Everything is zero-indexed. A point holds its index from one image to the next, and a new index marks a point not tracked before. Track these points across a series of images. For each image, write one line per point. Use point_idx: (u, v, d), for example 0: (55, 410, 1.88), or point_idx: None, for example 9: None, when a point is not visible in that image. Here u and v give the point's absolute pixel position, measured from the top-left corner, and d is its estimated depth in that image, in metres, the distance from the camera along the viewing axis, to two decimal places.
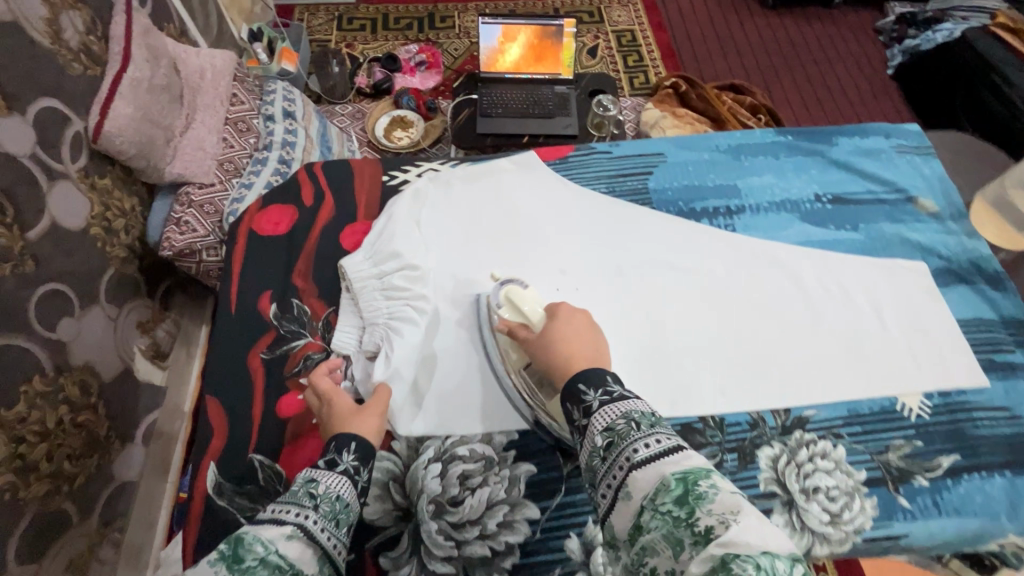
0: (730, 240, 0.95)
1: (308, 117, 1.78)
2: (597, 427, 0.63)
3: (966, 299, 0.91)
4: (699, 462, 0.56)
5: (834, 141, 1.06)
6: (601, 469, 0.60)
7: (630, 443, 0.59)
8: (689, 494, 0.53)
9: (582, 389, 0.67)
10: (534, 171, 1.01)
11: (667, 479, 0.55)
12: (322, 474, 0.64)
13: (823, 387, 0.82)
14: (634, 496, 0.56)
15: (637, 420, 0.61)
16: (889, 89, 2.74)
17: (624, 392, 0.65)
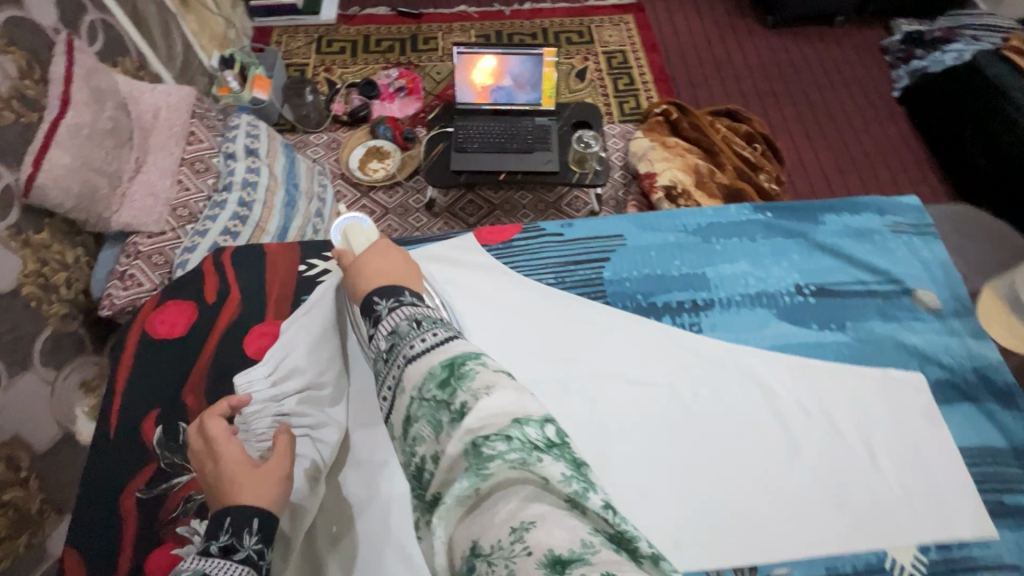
0: (695, 345, 0.83)
1: (275, 152, 1.51)
2: (383, 331, 0.54)
3: (968, 422, 0.77)
4: (472, 348, 0.51)
5: (820, 220, 0.93)
6: (383, 373, 0.53)
7: (409, 341, 0.52)
8: (451, 377, 0.47)
9: (375, 302, 0.58)
10: (472, 259, 0.89)
11: (433, 367, 0.48)
12: (215, 568, 0.50)
13: (796, 539, 0.70)
14: (407, 390, 0.49)
15: (420, 319, 0.54)
16: (896, 113, 2.56)
17: (419, 301, 0.57)
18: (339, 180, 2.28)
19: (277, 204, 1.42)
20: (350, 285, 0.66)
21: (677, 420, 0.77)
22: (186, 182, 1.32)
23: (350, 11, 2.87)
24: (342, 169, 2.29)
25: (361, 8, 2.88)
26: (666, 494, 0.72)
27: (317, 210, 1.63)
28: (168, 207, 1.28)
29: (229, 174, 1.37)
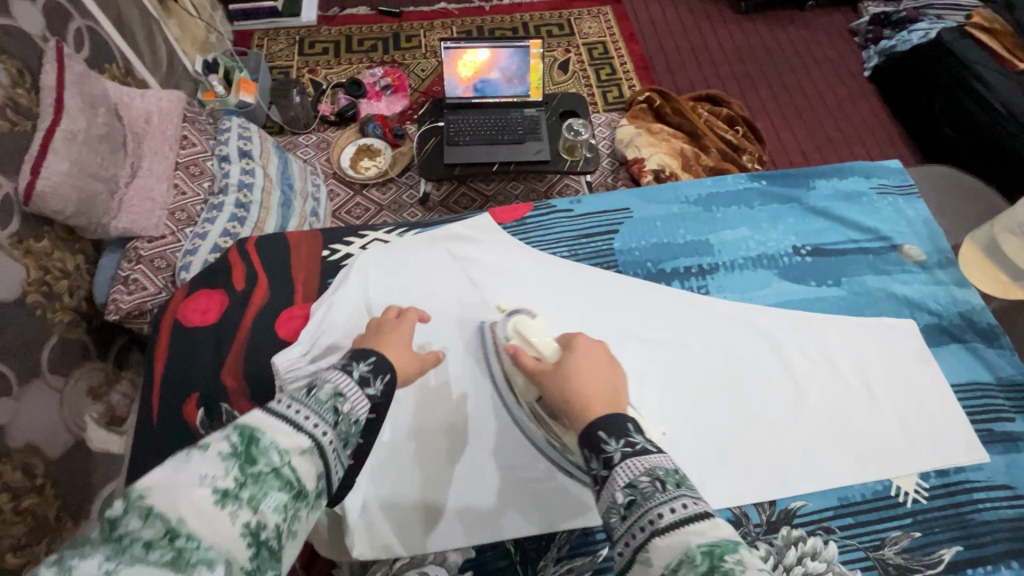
0: (704, 305, 0.88)
1: (268, 154, 1.53)
2: (618, 481, 0.52)
3: (958, 360, 0.84)
4: (727, 529, 0.47)
5: (811, 185, 0.99)
6: (618, 526, 0.51)
7: (656, 506, 0.50)
8: (713, 568, 0.44)
9: (602, 439, 0.56)
10: (488, 238, 0.94)
11: (691, 550, 0.46)
12: (351, 390, 0.56)
13: (809, 474, 0.76)
14: (656, 566, 0.47)
15: (662, 478, 0.51)
16: (867, 91, 2.67)
17: (648, 444, 0.55)
18: (332, 179, 2.29)
19: (274, 206, 1.44)
20: (553, 385, 0.64)
21: (693, 375, 0.82)
22: (182, 185, 1.34)
23: (331, 12, 2.87)
24: (334, 168, 2.30)
25: (342, 9, 2.89)
26: (688, 443, 0.77)
27: (313, 209, 1.67)
28: (166, 211, 1.29)
29: (225, 177, 1.39)
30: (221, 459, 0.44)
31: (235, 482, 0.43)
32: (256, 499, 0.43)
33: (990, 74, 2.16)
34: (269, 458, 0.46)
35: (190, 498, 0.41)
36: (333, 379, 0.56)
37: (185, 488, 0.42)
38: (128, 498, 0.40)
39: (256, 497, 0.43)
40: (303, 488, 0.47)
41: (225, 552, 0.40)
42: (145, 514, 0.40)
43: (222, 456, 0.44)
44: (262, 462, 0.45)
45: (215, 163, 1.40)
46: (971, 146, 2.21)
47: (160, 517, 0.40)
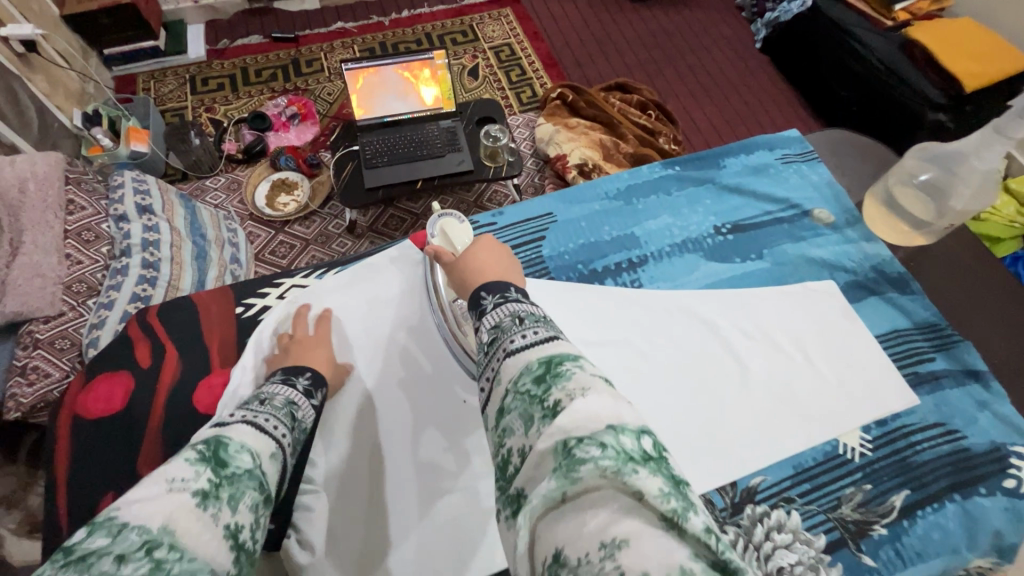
0: (639, 298, 0.88)
1: (171, 205, 1.42)
2: (486, 325, 0.57)
3: (876, 313, 0.88)
4: (569, 349, 0.51)
5: (722, 164, 1.02)
6: (483, 363, 0.55)
7: (510, 336, 0.53)
8: (547, 373, 0.48)
9: (483, 297, 0.61)
10: (411, 265, 0.89)
11: (532, 363, 0.49)
12: (300, 400, 0.64)
13: (764, 448, 0.77)
14: (503, 381, 0.50)
15: (522, 316, 0.55)
16: (762, 62, 2.83)
17: (521, 298, 0.59)
18: (249, 221, 2.16)
19: (187, 259, 1.35)
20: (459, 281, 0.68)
21: (643, 369, 0.82)
22: (77, 255, 1.21)
23: (220, 45, 2.72)
24: (250, 210, 2.17)
25: (232, 40, 2.74)
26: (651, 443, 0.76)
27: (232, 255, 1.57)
28: (61, 285, 1.16)
29: (125, 236, 1.27)
30: (188, 462, 0.44)
31: (210, 481, 0.44)
32: (235, 498, 0.44)
33: (862, 33, 2.34)
34: (239, 459, 0.47)
35: (173, 504, 0.40)
36: (280, 392, 0.62)
37: (159, 497, 0.40)
38: (93, 520, 0.37)
39: (235, 495, 0.44)
40: (270, 491, 0.49)
41: (207, 559, 0.39)
42: (117, 531, 0.38)
43: (191, 459, 0.44)
44: (235, 463, 0.47)
45: (111, 226, 1.27)
46: (859, 101, 2.38)
47: (137, 528, 0.37)
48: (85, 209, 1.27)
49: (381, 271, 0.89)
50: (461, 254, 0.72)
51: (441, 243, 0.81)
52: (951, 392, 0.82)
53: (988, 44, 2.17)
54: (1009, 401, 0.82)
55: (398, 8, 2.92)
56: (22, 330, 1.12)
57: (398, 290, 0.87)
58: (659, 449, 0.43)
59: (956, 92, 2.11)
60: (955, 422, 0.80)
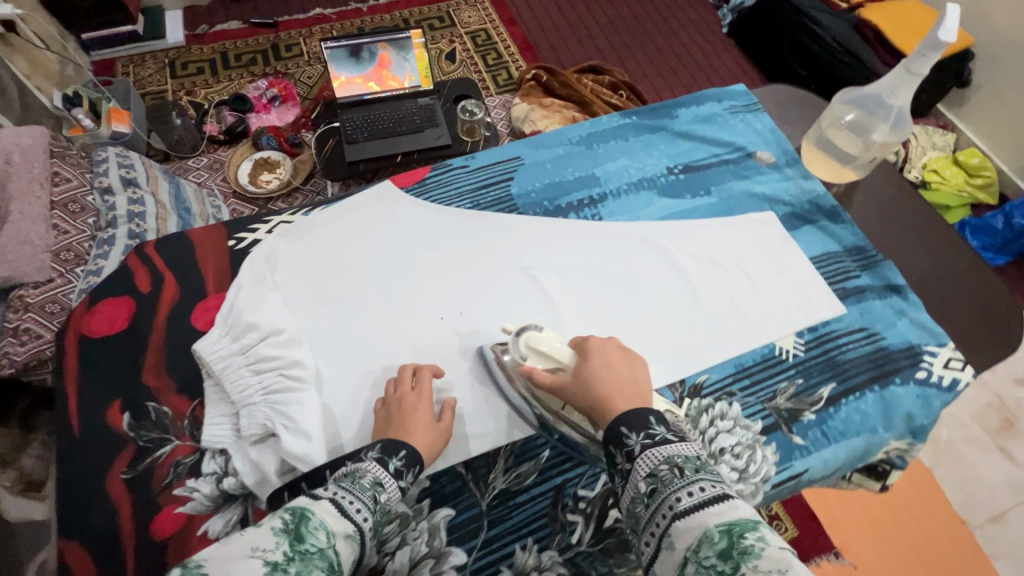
0: (600, 229, 0.97)
1: (156, 180, 1.46)
2: (640, 471, 0.60)
3: (811, 238, 0.99)
4: (747, 514, 0.53)
5: (675, 114, 1.12)
6: (644, 515, 0.58)
7: (673, 491, 0.57)
8: (733, 549, 0.50)
9: (625, 432, 0.63)
10: (390, 202, 0.97)
11: (711, 530, 0.52)
12: (386, 480, 0.64)
13: (709, 351, 0.87)
14: (679, 547, 0.54)
15: (680, 465, 0.59)
16: (728, 45, 2.96)
17: (667, 434, 0.62)
18: (234, 199, 2.20)
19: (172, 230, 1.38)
20: (579, 390, 0.70)
21: (602, 289, 0.91)
22: (63, 225, 1.28)
23: (198, 30, 2.74)
24: (233, 188, 2.21)
25: (211, 25, 2.77)
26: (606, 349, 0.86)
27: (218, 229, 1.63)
28: (49, 253, 1.22)
29: (112, 209, 1.32)
30: (274, 534, 0.53)
31: (285, 556, 0.51)
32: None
33: (820, 15, 2.48)
34: (316, 537, 0.54)
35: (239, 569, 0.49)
36: (371, 470, 0.64)
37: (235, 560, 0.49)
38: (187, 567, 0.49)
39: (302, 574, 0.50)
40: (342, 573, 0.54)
41: None
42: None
43: (275, 531, 0.52)
44: (310, 540, 0.53)
45: (97, 198, 1.34)
46: (816, 79, 2.52)
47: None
48: (70, 181, 1.34)
49: (362, 207, 0.96)
50: (572, 365, 0.73)
51: (533, 362, 0.77)
52: (873, 303, 0.93)
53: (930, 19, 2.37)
54: (924, 309, 0.93)
55: None
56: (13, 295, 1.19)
57: (379, 225, 0.95)
58: None
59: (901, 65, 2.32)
60: (875, 326, 0.91)
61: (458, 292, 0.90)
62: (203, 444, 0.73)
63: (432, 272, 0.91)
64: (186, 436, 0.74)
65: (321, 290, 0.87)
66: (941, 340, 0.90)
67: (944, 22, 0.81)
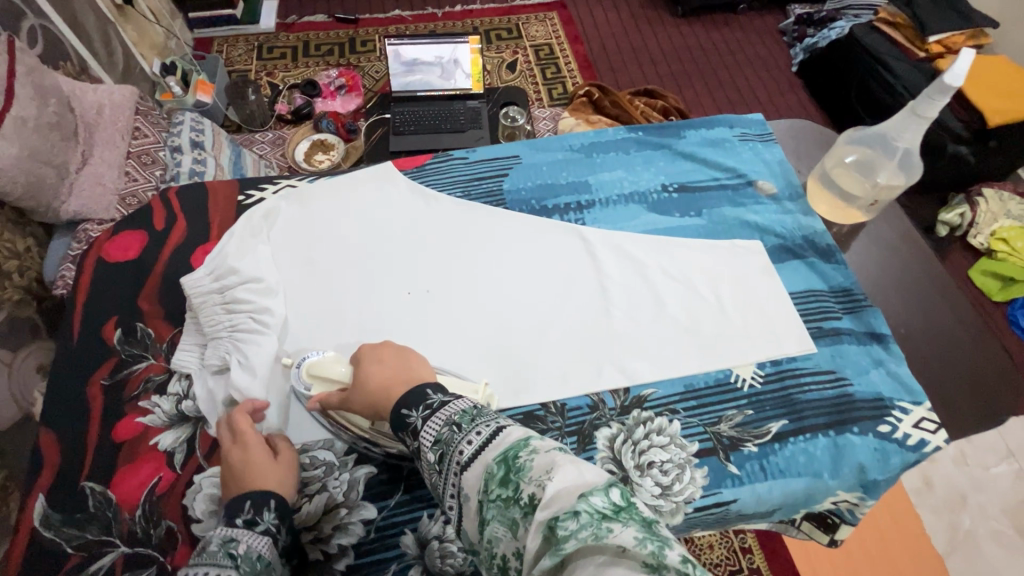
0: (579, 234, 0.99)
1: (220, 146, 1.54)
2: (426, 442, 0.62)
3: (798, 274, 0.96)
4: (517, 433, 0.57)
5: (682, 134, 1.12)
6: (444, 481, 0.60)
7: (456, 447, 0.59)
8: (510, 472, 0.53)
9: (406, 413, 0.66)
10: (387, 181, 1.03)
11: (490, 466, 0.56)
12: (243, 535, 0.61)
13: (660, 367, 0.87)
14: (472, 493, 0.56)
15: (457, 421, 0.61)
16: (795, 85, 2.88)
17: (442, 399, 0.65)
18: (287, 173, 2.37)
19: None
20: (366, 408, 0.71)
21: (566, 293, 0.93)
22: (134, 174, 1.38)
23: (288, 20, 3.01)
24: (289, 163, 2.40)
25: (300, 17, 3.04)
26: (556, 348, 0.88)
27: None
28: (117, 198, 1.33)
29: (177, 165, 1.44)
30: None
31: None
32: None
33: (895, 62, 2.37)
34: None
35: None
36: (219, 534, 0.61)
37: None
38: None
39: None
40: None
41: None
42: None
43: None
44: None
45: (167, 154, 1.45)
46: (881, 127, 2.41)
47: None
48: (148, 137, 1.46)
49: (359, 183, 1.03)
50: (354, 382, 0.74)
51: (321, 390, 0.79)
52: (849, 347, 0.89)
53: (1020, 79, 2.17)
54: (905, 364, 0.88)
55: (452, 2, 3.15)
56: (79, 229, 1.29)
57: (372, 201, 1.01)
58: (625, 494, 0.49)
59: (978, 126, 2.12)
60: (845, 371, 0.87)
61: (431, 274, 0.95)
62: (171, 367, 0.83)
63: (410, 251, 0.97)
64: (160, 358, 0.84)
65: (307, 251, 0.95)
66: (916, 398, 0.85)
67: (953, 66, 0.78)
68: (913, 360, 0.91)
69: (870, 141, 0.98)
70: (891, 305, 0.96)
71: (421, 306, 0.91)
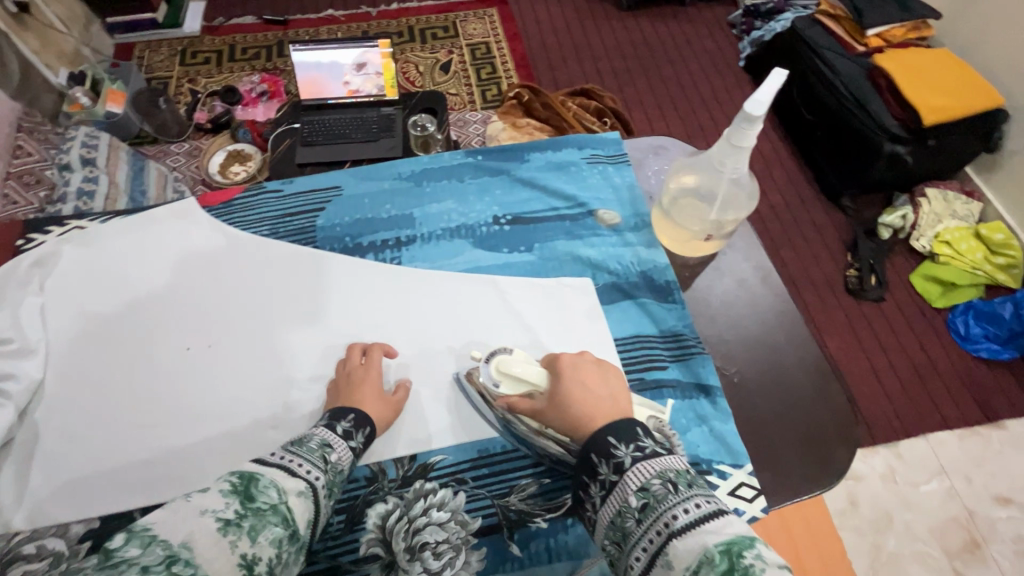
0: (392, 276, 0.90)
1: (116, 160, 1.44)
2: (630, 485, 0.56)
3: (631, 315, 0.87)
4: (739, 526, 0.49)
5: (525, 158, 1.03)
6: (635, 531, 0.53)
7: (668, 508, 0.52)
8: (731, 565, 0.45)
9: (612, 445, 0.60)
10: (185, 221, 0.94)
11: (709, 549, 0.47)
12: (336, 444, 0.67)
13: (456, 430, 0.78)
14: (676, 567, 0.48)
15: (673, 480, 0.55)
16: (741, 80, 2.76)
17: (657, 448, 0.59)
18: (200, 186, 2.26)
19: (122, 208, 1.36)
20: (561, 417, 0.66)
21: (428, 330, 0.86)
22: (13, 194, 1.26)
23: (215, 22, 2.89)
24: (202, 176, 2.26)
25: (227, 19, 2.92)
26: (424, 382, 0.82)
27: None
28: None
29: (64, 184, 1.32)
30: (221, 494, 0.50)
31: (236, 513, 0.49)
32: (256, 530, 0.48)
33: (831, 54, 2.24)
34: (267, 496, 0.53)
35: (200, 529, 0.46)
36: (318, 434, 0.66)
37: (190, 520, 0.47)
38: (132, 532, 0.44)
39: (256, 527, 0.48)
40: (297, 526, 0.53)
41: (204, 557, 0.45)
42: (147, 544, 0.44)
43: (223, 491, 0.50)
44: (261, 499, 0.52)
45: (53, 172, 1.33)
46: (818, 124, 2.27)
47: (162, 544, 0.44)
48: (31, 155, 1.33)
49: (155, 223, 0.94)
50: (551, 382, 0.70)
51: (510, 387, 0.74)
52: (669, 402, 0.80)
53: (957, 75, 2.05)
54: (731, 420, 0.79)
55: (389, 1, 3.02)
56: None
57: (167, 241, 0.92)
58: None
59: (914, 125, 2.01)
60: None
61: (216, 325, 0.85)
62: None
63: (198, 297, 0.87)
64: None
65: (82, 304, 0.86)
66: (737, 460, 0.76)
67: (757, 91, 0.69)
68: (743, 412, 0.82)
69: (700, 164, 0.89)
70: (729, 348, 0.88)
71: (198, 364, 0.82)
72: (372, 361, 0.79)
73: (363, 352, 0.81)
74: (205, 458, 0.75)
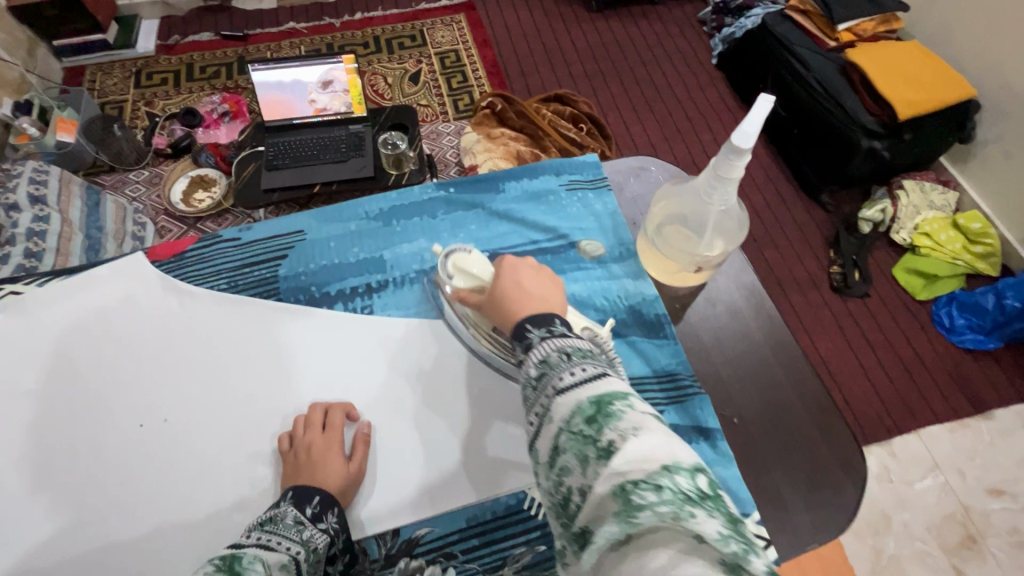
0: (364, 327, 0.84)
1: (69, 196, 1.35)
2: (533, 359, 0.55)
3: (614, 356, 0.81)
4: (620, 386, 0.49)
5: (500, 188, 0.98)
6: (532, 399, 0.53)
7: (558, 372, 0.51)
8: (598, 413, 0.46)
9: (527, 329, 0.59)
10: (133, 279, 0.86)
11: (582, 402, 0.47)
12: (310, 522, 0.64)
13: (441, 498, 0.72)
14: (556, 420, 0.48)
15: (569, 351, 0.53)
16: (715, 78, 2.74)
17: (568, 330, 0.57)
18: (163, 216, 2.14)
19: (76, 251, 1.26)
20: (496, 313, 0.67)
21: (395, 383, 0.80)
22: None
23: (170, 41, 2.77)
24: (165, 205, 2.14)
25: (183, 36, 2.80)
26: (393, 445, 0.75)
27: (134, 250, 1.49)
28: None
29: (12, 226, 1.20)
30: (208, 573, 0.52)
31: None
32: None
33: (804, 51, 2.22)
34: (253, 569, 0.55)
35: None
36: (290, 511, 0.65)
37: None
38: None
39: None
40: None
41: None
42: None
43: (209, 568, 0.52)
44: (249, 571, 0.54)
45: None
46: (794, 122, 2.25)
47: None
48: None
49: (99, 284, 0.85)
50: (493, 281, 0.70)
51: (461, 282, 0.76)
52: None
53: (929, 68, 2.05)
54: (734, 464, 0.75)
55: (352, 10, 2.93)
56: None
57: (114, 303, 0.84)
58: (713, 487, 0.40)
59: (889, 119, 1.99)
60: None
61: (172, 395, 0.77)
62: None
63: (150, 366, 0.79)
64: None
65: (21, 383, 0.78)
66: (744, 509, 0.71)
67: (743, 122, 0.65)
68: (744, 452, 0.78)
69: (685, 191, 0.84)
70: (725, 383, 0.84)
71: (153, 443, 0.74)
72: (334, 425, 0.73)
73: (325, 412, 0.76)
74: (165, 551, 0.67)
